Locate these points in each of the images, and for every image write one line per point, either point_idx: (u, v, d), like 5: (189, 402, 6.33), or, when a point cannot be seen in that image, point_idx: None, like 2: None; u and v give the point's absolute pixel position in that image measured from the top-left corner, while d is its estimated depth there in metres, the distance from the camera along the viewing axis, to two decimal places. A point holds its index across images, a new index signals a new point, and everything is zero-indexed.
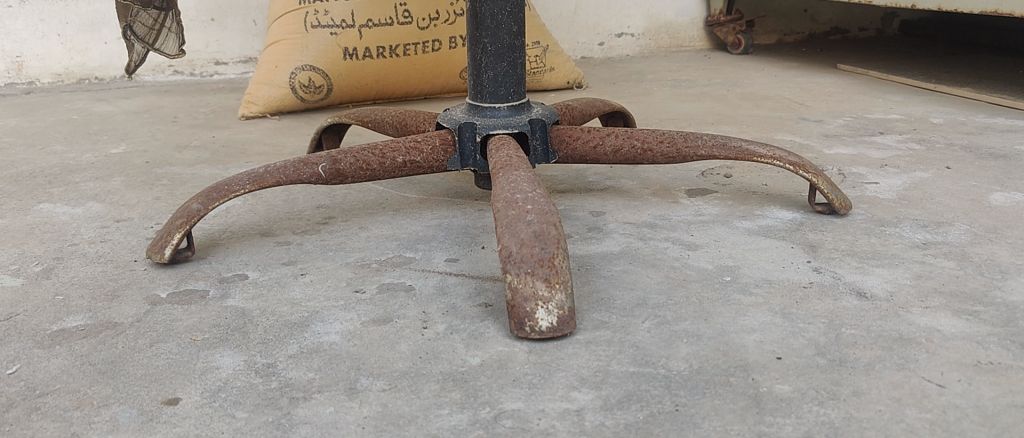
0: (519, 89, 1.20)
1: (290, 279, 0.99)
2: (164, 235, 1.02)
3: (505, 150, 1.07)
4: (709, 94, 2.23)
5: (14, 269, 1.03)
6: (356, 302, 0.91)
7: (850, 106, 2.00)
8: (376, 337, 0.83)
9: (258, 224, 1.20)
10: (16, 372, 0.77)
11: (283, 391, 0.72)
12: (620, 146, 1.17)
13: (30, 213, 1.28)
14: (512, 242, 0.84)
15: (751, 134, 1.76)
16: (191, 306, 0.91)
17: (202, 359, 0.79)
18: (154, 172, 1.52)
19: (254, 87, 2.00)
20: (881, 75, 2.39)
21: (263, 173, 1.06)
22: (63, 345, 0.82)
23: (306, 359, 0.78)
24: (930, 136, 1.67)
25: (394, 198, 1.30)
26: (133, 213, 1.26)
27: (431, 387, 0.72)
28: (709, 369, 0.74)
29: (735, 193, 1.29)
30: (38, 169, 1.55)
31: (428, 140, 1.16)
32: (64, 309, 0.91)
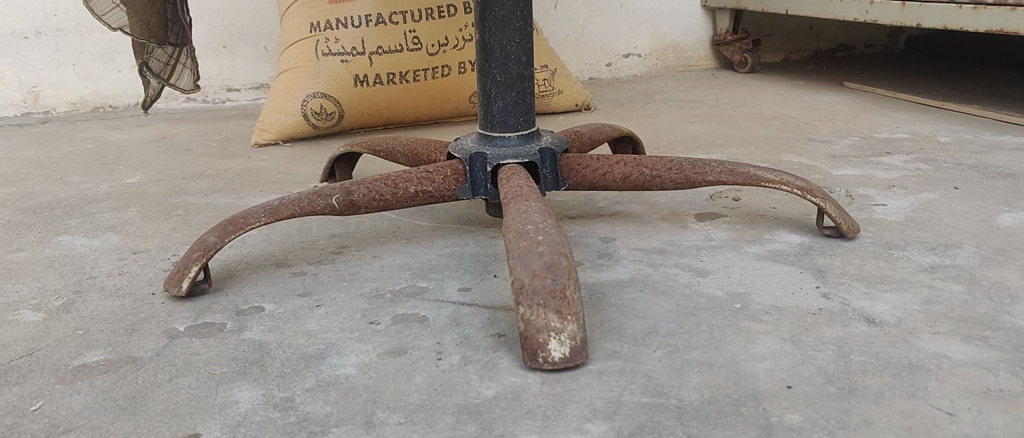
0: (528, 118, 1.21)
1: (306, 310, 1.00)
2: (182, 268, 1.04)
3: (516, 180, 1.09)
4: (717, 115, 2.24)
5: (35, 303, 1.05)
6: (371, 334, 0.92)
7: (858, 126, 2.01)
8: (391, 369, 0.84)
9: (273, 254, 1.21)
10: (40, 409, 0.78)
11: (302, 426, 0.74)
12: (629, 174, 1.19)
13: (49, 245, 1.30)
14: (524, 274, 0.85)
15: (759, 155, 1.77)
16: (209, 339, 0.93)
17: (220, 394, 0.80)
18: (170, 202, 1.54)
19: (267, 114, 2.02)
20: (888, 92, 2.41)
21: (278, 205, 1.08)
22: (85, 381, 0.83)
23: (323, 392, 0.79)
24: (938, 156, 1.68)
25: (406, 226, 1.32)
26: (150, 244, 1.28)
27: (446, 420, 0.74)
28: (721, 399, 0.75)
29: (744, 217, 1.30)
30: (55, 200, 1.58)
31: (439, 170, 1.17)
32: (86, 343, 0.92)
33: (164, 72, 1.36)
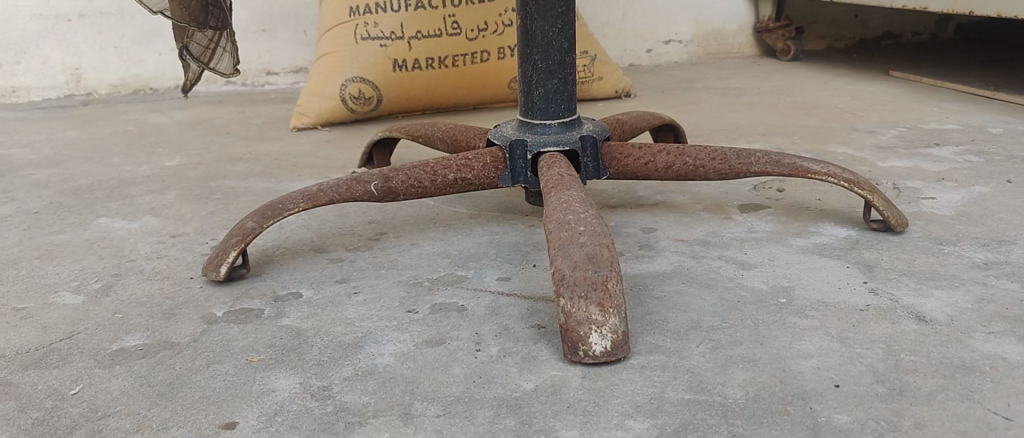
0: (570, 105, 1.19)
1: (344, 297, 1.00)
2: (220, 252, 1.03)
3: (557, 168, 1.07)
4: (760, 103, 2.21)
5: (75, 286, 1.05)
6: (409, 323, 0.92)
7: (904, 116, 1.97)
8: (429, 359, 0.83)
9: (311, 239, 1.21)
10: (79, 393, 0.78)
11: (339, 416, 0.73)
12: (671, 163, 1.17)
13: (89, 228, 1.30)
14: (565, 265, 0.84)
15: (802, 146, 1.73)
16: (247, 325, 0.92)
17: (258, 381, 0.79)
18: (209, 185, 1.54)
19: (305, 98, 2.02)
20: (936, 81, 2.35)
21: (317, 191, 1.08)
22: (123, 365, 0.83)
23: (361, 382, 0.79)
24: (988, 148, 1.64)
25: (445, 213, 1.31)
26: (188, 228, 1.28)
27: (485, 414, 0.72)
28: (766, 397, 0.73)
29: (789, 209, 1.27)
30: (96, 182, 1.59)
31: (479, 157, 1.16)
32: (124, 327, 0.92)
33: (204, 56, 1.36)
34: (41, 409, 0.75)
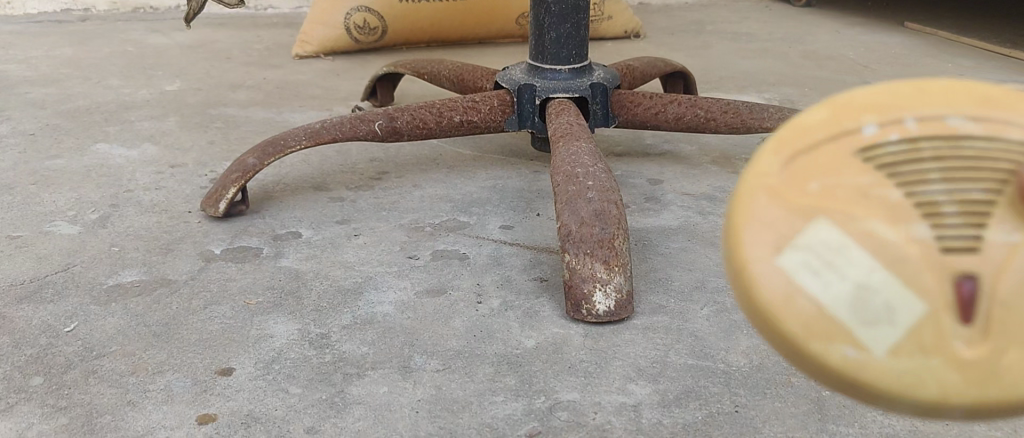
0: (582, 51, 1.15)
1: (344, 239, 0.98)
2: (220, 188, 1.01)
3: (565, 116, 1.05)
4: (771, 51, 2.17)
5: (72, 216, 1.04)
6: (410, 269, 0.90)
7: (917, 71, 1.93)
8: (429, 310, 0.82)
9: (312, 175, 1.19)
10: (74, 331, 0.77)
11: (337, 366, 0.72)
12: (682, 115, 1.14)
13: (86, 153, 1.28)
14: (571, 221, 0.82)
15: (813, 98, 1.71)
16: (245, 264, 0.91)
17: (255, 326, 0.78)
18: (209, 113, 1.51)
19: (309, 25, 1.96)
20: (951, 35, 2.31)
21: (319, 128, 1.05)
22: (119, 303, 0.82)
23: (360, 331, 0.78)
24: None
25: (448, 153, 1.29)
26: (187, 157, 1.26)
27: (485, 371, 0.71)
28: (771, 367, 0.72)
29: None
30: (94, 105, 1.56)
31: (486, 100, 1.13)
32: (121, 262, 0.91)
33: None
34: (36, 346, 0.74)
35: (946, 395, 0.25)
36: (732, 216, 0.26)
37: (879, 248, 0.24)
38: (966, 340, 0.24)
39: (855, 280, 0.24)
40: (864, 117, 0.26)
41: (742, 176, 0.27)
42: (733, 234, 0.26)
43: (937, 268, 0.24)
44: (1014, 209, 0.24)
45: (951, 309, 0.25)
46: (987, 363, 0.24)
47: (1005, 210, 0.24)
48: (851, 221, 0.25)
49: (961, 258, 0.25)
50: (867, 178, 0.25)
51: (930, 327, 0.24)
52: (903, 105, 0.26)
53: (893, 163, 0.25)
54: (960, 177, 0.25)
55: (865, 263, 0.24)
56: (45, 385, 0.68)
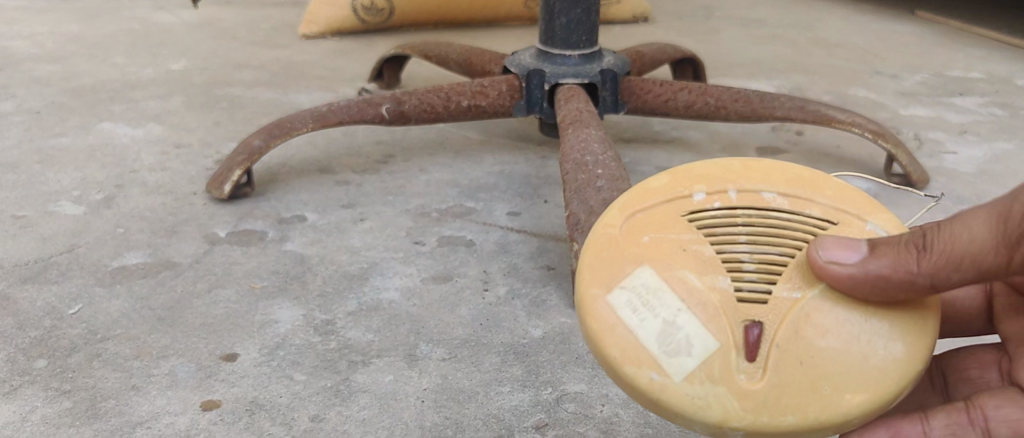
0: (592, 37, 1.15)
1: (350, 224, 0.97)
2: (225, 170, 1.01)
3: (574, 103, 1.04)
4: (780, 37, 2.15)
5: (76, 196, 1.03)
6: (416, 256, 0.90)
7: (928, 61, 1.92)
8: (435, 297, 0.81)
9: (318, 158, 1.18)
10: (78, 313, 0.76)
11: (342, 353, 0.71)
12: (692, 102, 1.13)
13: (91, 132, 1.28)
14: (580, 210, 0.81)
15: (823, 86, 1.69)
16: (250, 248, 0.90)
17: (260, 311, 0.78)
18: (214, 92, 1.50)
19: (314, 5, 1.95)
20: (962, 24, 2.29)
21: (326, 111, 1.05)
22: (124, 286, 0.81)
23: (365, 318, 0.77)
24: (1013, 101, 1.60)
25: (455, 137, 1.28)
26: (193, 138, 1.26)
27: (491, 360, 0.71)
28: None
29: (807, 154, 1.24)
30: (99, 83, 1.55)
31: (495, 85, 1.12)
32: (125, 243, 0.91)
33: None
34: (39, 328, 0.74)
35: (728, 414, 0.44)
36: (601, 241, 0.50)
37: (694, 290, 0.47)
38: (746, 372, 0.45)
39: (669, 317, 0.46)
40: (698, 190, 0.51)
41: (612, 214, 0.52)
42: (599, 252, 0.50)
43: (731, 316, 0.46)
44: (783, 282, 0.47)
45: (738, 347, 0.46)
46: (759, 393, 0.44)
47: (777, 283, 0.47)
48: (668, 270, 0.48)
49: (747, 314, 0.46)
50: (686, 237, 0.49)
51: (718, 357, 0.45)
52: (723, 186, 0.51)
53: (713, 224, 0.49)
54: (756, 244, 0.48)
55: (677, 302, 0.47)
56: (48, 369, 0.68)
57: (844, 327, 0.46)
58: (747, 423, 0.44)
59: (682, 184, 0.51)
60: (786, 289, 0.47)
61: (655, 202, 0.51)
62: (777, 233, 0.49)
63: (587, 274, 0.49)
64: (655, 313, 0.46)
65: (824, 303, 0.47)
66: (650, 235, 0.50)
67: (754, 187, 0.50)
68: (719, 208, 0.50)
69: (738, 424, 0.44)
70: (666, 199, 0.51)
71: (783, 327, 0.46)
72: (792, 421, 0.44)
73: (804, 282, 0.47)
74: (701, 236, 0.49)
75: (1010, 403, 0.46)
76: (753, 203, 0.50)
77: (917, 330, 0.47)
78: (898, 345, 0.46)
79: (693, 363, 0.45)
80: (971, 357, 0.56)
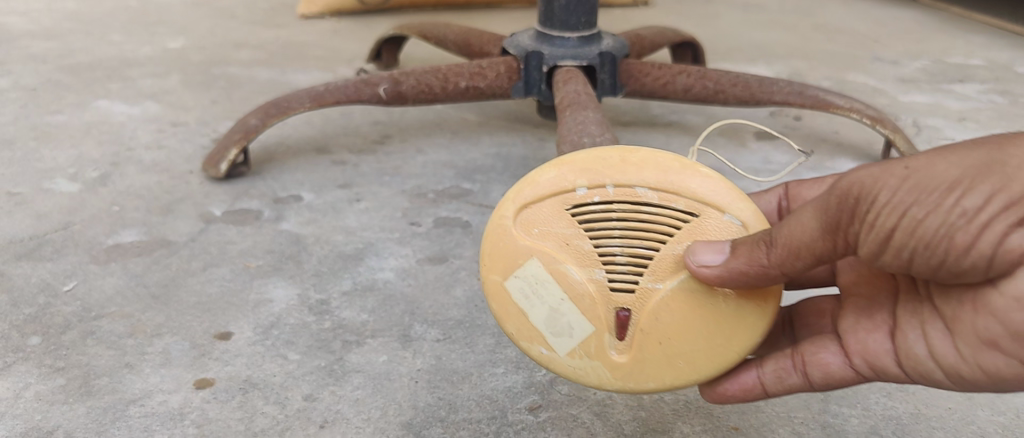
0: (591, 18, 1.14)
1: (346, 204, 0.97)
2: (221, 148, 1.00)
3: (572, 85, 1.03)
4: (781, 22, 2.15)
5: (71, 174, 1.03)
6: (412, 236, 0.89)
7: (929, 47, 1.91)
8: (431, 278, 0.81)
9: (315, 137, 1.18)
10: (73, 290, 0.76)
11: (336, 333, 0.71)
12: (691, 86, 1.13)
13: (88, 110, 1.27)
14: None
15: (823, 72, 1.69)
16: (245, 227, 0.90)
17: (255, 289, 0.78)
18: (212, 71, 1.50)
19: None
20: (963, 11, 2.29)
21: (323, 91, 1.04)
22: (119, 263, 0.81)
23: (360, 298, 0.77)
24: (1013, 88, 1.59)
25: (453, 118, 1.28)
26: (190, 117, 1.25)
27: (486, 342, 0.71)
28: None
29: (805, 139, 1.24)
30: (96, 61, 1.54)
31: (493, 66, 1.11)
32: (121, 221, 0.90)
33: None
34: (33, 306, 0.73)
35: (601, 381, 0.54)
36: (495, 233, 0.56)
37: (573, 284, 0.54)
38: (617, 348, 0.54)
39: (554, 306, 0.54)
40: (579, 183, 0.55)
41: (506, 201, 0.56)
42: (495, 245, 0.56)
43: (604, 304, 0.53)
44: (648, 275, 0.53)
45: (611, 328, 0.54)
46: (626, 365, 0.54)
47: (645, 274, 0.53)
48: (553, 264, 0.54)
49: (618, 302, 0.53)
50: (569, 232, 0.54)
51: (593, 340, 0.54)
52: (599, 179, 0.54)
53: (592, 219, 0.54)
54: (626, 238, 0.53)
55: (558, 294, 0.54)
56: (42, 346, 0.68)
57: (699, 310, 0.53)
58: (618, 385, 0.54)
59: (569, 174, 0.55)
60: (650, 280, 0.53)
61: (541, 196, 0.55)
62: (646, 228, 0.53)
63: (485, 259, 0.56)
64: (542, 302, 0.55)
65: (684, 291, 0.53)
66: (540, 227, 0.55)
67: (630, 182, 0.53)
68: (599, 203, 0.54)
69: (611, 386, 0.55)
70: (553, 190, 0.55)
71: (647, 314, 0.53)
72: (652, 385, 0.54)
73: (668, 271, 0.53)
74: (582, 231, 0.54)
75: (826, 350, 0.53)
76: (627, 198, 0.54)
77: (767, 306, 0.52)
78: (748, 320, 0.53)
79: (573, 341, 0.54)
80: (814, 307, 0.60)
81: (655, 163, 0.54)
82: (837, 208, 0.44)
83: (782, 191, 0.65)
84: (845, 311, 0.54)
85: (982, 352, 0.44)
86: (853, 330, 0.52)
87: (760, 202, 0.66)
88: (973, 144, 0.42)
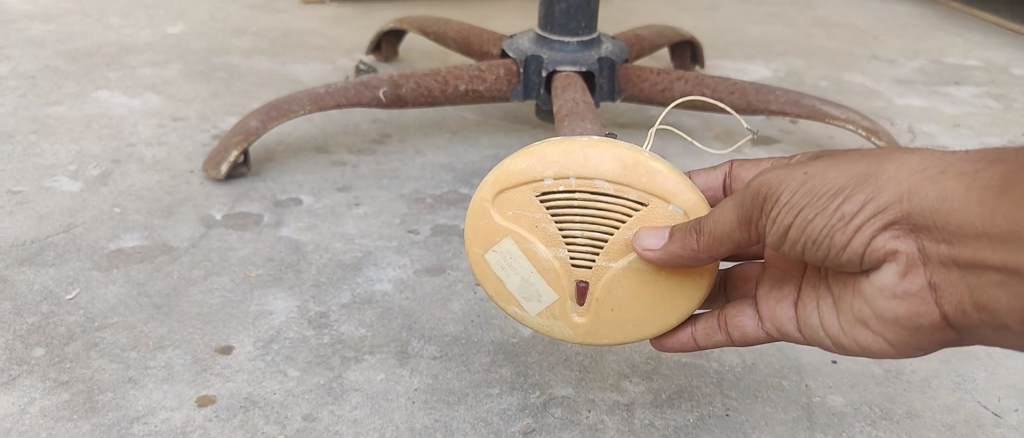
0: (591, 23, 1.15)
1: (345, 208, 0.98)
2: (222, 150, 1.01)
3: (571, 93, 1.04)
4: (780, 15, 2.15)
5: (73, 171, 1.04)
6: (410, 245, 0.91)
7: (926, 45, 1.92)
8: (429, 290, 0.82)
9: (314, 135, 1.18)
10: (76, 299, 0.77)
11: (335, 349, 0.73)
12: (689, 93, 1.13)
13: (87, 101, 1.28)
14: None
15: (820, 70, 1.70)
16: (246, 232, 0.91)
17: (255, 301, 0.79)
18: (212, 61, 1.50)
19: None
20: (961, 6, 2.29)
21: (323, 93, 1.05)
22: (121, 270, 0.83)
23: (359, 311, 0.78)
24: (1008, 92, 1.61)
25: (452, 117, 1.28)
26: (190, 110, 1.26)
27: (482, 360, 0.72)
28: (763, 368, 0.73)
29: (801, 145, 1.25)
30: (95, 46, 1.54)
31: (492, 69, 1.12)
32: (122, 224, 0.91)
33: None
34: (37, 315, 0.75)
35: (566, 334, 0.63)
36: (476, 209, 0.62)
37: (541, 261, 0.60)
38: (578, 311, 0.62)
39: (524, 276, 0.61)
40: (545, 174, 0.58)
41: (485, 180, 0.61)
42: (476, 219, 0.62)
43: (567, 277, 0.60)
44: (604, 256, 0.59)
45: (572, 296, 0.61)
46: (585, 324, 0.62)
47: (601, 254, 0.59)
48: (524, 243, 0.60)
49: (578, 276, 0.60)
50: (537, 216, 0.59)
51: (558, 305, 0.61)
52: (562, 171, 0.58)
53: (557, 205, 0.59)
54: (586, 224, 0.58)
55: (527, 268, 0.61)
56: (46, 359, 0.69)
57: (647, 284, 0.59)
58: (579, 336, 0.63)
59: (537, 164, 0.58)
60: (606, 259, 0.59)
61: (512, 183, 0.60)
62: (604, 216, 0.58)
63: (469, 229, 0.63)
64: (515, 271, 0.62)
65: (634, 269, 0.59)
66: (513, 209, 0.60)
67: (589, 175, 0.57)
68: (563, 192, 0.58)
69: (574, 338, 0.63)
70: (524, 177, 0.59)
71: (603, 287, 0.60)
72: (607, 340, 0.62)
73: (621, 251, 0.59)
74: (548, 215, 0.59)
75: (745, 314, 0.60)
76: (586, 188, 0.58)
77: (705, 276, 0.59)
78: (689, 288, 0.59)
79: (542, 304, 0.62)
80: (743, 272, 0.67)
81: (609, 155, 0.57)
82: (749, 205, 0.50)
83: (726, 167, 0.69)
84: (764, 278, 0.62)
85: (861, 327, 0.51)
86: (769, 297, 0.60)
87: (708, 174, 0.70)
88: (861, 153, 0.47)
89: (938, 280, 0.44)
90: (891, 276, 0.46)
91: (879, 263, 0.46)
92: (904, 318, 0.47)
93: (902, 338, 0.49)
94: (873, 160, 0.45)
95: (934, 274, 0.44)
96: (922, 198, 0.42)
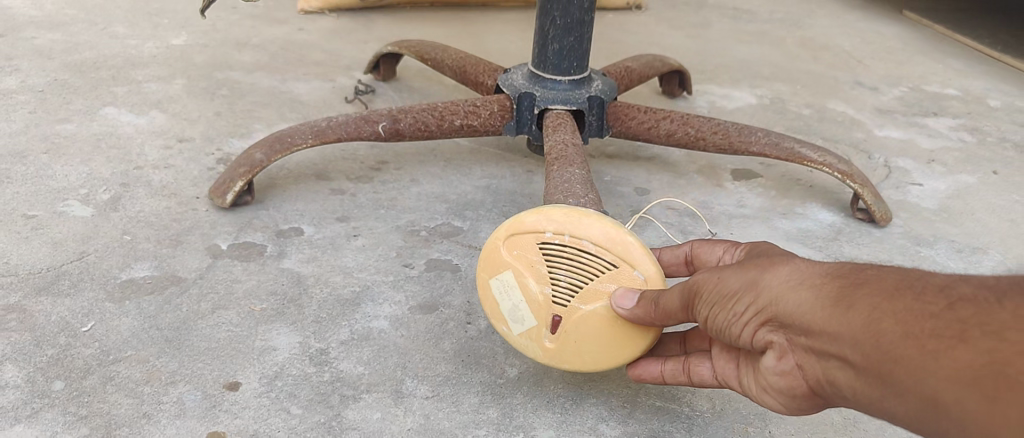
0: (582, 63, 1.20)
1: (344, 240, 1.04)
2: (227, 180, 1.06)
3: (561, 134, 1.10)
4: (768, 35, 2.20)
5: (84, 195, 1.09)
6: (405, 280, 0.96)
7: (908, 71, 1.98)
8: (422, 328, 0.88)
9: (315, 161, 1.24)
10: (91, 331, 0.83)
11: (335, 386, 0.78)
12: (673, 131, 1.19)
13: (96, 119, 1.32)
14: None
15: (804, 97, 1.75)
16: (250, 264, 0.97)
17: (260, 336, 0.84)
18: (215, 76, 1.55)
19: None
20: (945, 29, 2.35)
21: (325, 127, 1.10)
22: (132, 302, 0.88)
23: (357, 348, 0.84)
24: (983, 125, 1.67)
25: (447, 144, 1.34)
26: (194, 131, 1.31)
27: (470, 401, 0.78)
28: (730, 414, 0.79)
29: (780, 180, 1.31)
30: (101, 58, 1.59)
31: (486, 105, 1.17)
32: (132, 253, 0.97)
33: None
34: (55, 347, 0.80)
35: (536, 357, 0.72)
36: (489, 244, 0.73)
37: (530, 293, 0.70)
38: (549, 339, 0.71)
39: (513, 303, 0.71)
40: (547, 228, 0.70)
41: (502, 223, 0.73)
42: (488, 252, 0.73)
43: (547, 308, 0.70)
44: (580, 299, 0.69)
45: (547, 325, 0.70)
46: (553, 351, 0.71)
47: (577, 297, 0.69)
48: (519, 277, 0.71)
49: (555, 310, 0.70)
50: (534, 258, 0.70)
51: (535, 331, 0.71)
52: (561, 229, 0.69)
53: (552, 255, 0.70)
54: (571, 272, 0.69)
55: (517, 298, 0.71)
56: (65, 392, 0.74)
57: (609, 328, 0.69)
58: (546, 361, 0.72)
59: (544, 218, 0.70)
60: (579, 302, 0.69)
61: (521, 229, 0.71)
62: (585, 269, 0.69)
63: (482, 261, 0.74)
64: (508, 299, 0.72)
65: (601, 314, 0.69)
66: (518, 250, 0.71)
67: (581, 235, 0.69)
68: (558, 245, 0.70)
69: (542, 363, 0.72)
70: (530, 227, 0.70)
71: (573, 322, 0.69)
72: (567, 368, 0.72)
73: (594, 298, 0.69)
74: (543, 259, 0.70)
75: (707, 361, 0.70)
76: (575, 244, 0.69)
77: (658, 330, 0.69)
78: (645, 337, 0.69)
79: (523, 328, 0.72)
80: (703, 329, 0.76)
81: (599, 224, 0.69)
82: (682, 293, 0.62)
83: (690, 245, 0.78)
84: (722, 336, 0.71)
85: (763, 393, 0.62)
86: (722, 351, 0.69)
87: (673, 251, 0.79)
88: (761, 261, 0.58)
89: (801, 364, 0.55)
90: (773, 358, 0.57)
91: (766, 348, 0.57)
92: (786, 391, 0.58)
93: (788, 406, 0.59)
94: (761, 268, 0.57)
95: (799, 360, 0.55)
96: (784, 301, 0.54)
